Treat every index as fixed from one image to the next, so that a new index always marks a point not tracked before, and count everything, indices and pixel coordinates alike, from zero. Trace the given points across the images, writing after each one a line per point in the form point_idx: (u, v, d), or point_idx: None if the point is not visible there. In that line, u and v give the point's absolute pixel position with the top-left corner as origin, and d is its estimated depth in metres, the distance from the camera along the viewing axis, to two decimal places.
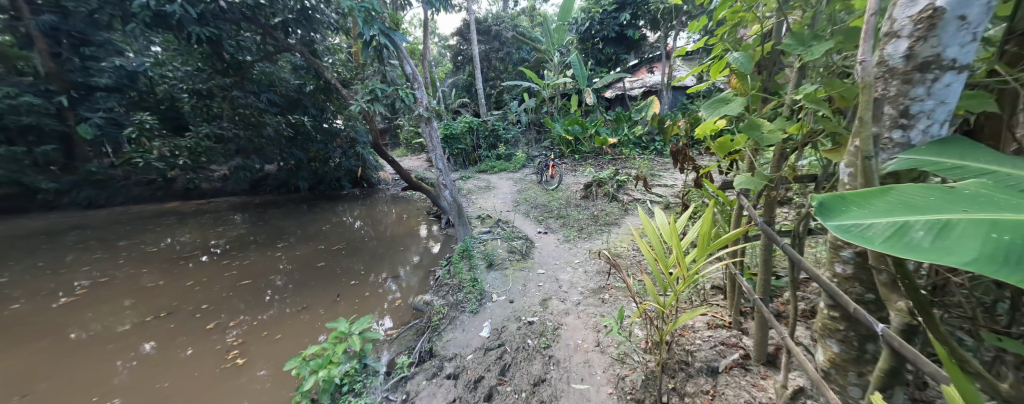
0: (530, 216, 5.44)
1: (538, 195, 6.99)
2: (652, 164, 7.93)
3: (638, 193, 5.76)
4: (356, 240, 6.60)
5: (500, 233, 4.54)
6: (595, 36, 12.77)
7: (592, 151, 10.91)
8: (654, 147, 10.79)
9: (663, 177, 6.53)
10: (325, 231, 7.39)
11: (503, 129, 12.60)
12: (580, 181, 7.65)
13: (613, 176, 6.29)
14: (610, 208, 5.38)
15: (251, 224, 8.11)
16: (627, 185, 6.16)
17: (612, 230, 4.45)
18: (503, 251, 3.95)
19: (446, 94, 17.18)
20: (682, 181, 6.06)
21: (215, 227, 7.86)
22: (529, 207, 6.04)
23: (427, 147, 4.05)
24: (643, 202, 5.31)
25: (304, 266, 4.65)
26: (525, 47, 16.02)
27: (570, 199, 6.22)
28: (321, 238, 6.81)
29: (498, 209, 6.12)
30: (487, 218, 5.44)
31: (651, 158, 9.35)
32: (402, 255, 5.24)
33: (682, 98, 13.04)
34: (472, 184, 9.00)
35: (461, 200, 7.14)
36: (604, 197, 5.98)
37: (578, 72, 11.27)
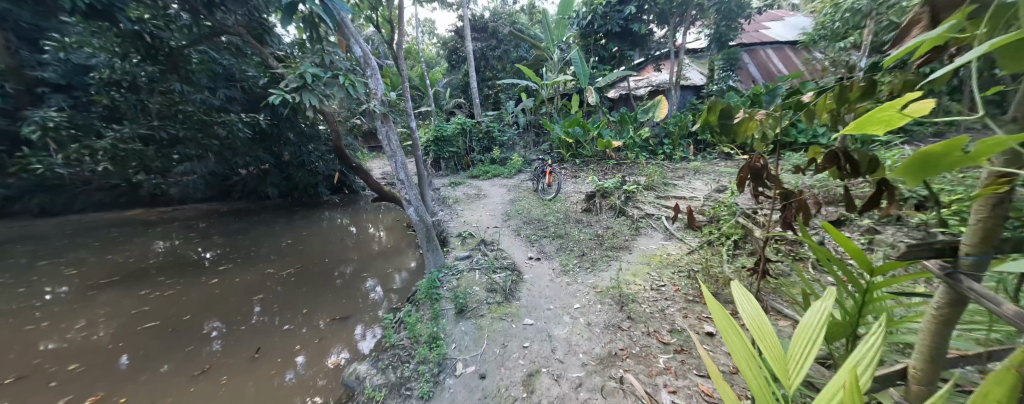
0: (521, 235, 4.53)
1: (532, 206, 6.09)
2: (663, 170, 7.04)
3: (648, 207, 4.87)
4: (322, 254, 5.73)
5: (480, 260, 3.61)
6: (598, 32, 11.89)
7: (595, 155, 10.01)
8: (661, 151, 9.91)
9: (677, 187, 5.63)
10: (293, 244, 6.51)
11: (499, 131, 11.70)
12: (582, 190, 6.75)
13: (619, 186, 5.41)
14: (617, 226, 4.47)
15: (217, 234, 7.28)
16: (635, 197, 5.27)
17: (622, 259, 3.52)
18: (481, 289, 3.02)
19: (440, 94, 16.32)
20: (701, 192, 5.17)
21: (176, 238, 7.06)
22: (521, 222, 5.13)
23: (385, 152, 3.16)
24: (657, 218, 4.42)
25: (237, 301, 3.77)
26: (523, 45, 15.18)
27: (570, 212, 5.30)
28: (284, 252, 5.95)
29: (484, 225, 5.22)
30: (469, 238, 4.52)
31: (660, 164, 8.46)
32: (364, 280, 4.31)
33: (691, 98, 12.14)
34: (461, 192, 8.11)
35: (445, 212, 6.24)
36: (609, 211, 5.09)
37: (579, 70, 10.46)
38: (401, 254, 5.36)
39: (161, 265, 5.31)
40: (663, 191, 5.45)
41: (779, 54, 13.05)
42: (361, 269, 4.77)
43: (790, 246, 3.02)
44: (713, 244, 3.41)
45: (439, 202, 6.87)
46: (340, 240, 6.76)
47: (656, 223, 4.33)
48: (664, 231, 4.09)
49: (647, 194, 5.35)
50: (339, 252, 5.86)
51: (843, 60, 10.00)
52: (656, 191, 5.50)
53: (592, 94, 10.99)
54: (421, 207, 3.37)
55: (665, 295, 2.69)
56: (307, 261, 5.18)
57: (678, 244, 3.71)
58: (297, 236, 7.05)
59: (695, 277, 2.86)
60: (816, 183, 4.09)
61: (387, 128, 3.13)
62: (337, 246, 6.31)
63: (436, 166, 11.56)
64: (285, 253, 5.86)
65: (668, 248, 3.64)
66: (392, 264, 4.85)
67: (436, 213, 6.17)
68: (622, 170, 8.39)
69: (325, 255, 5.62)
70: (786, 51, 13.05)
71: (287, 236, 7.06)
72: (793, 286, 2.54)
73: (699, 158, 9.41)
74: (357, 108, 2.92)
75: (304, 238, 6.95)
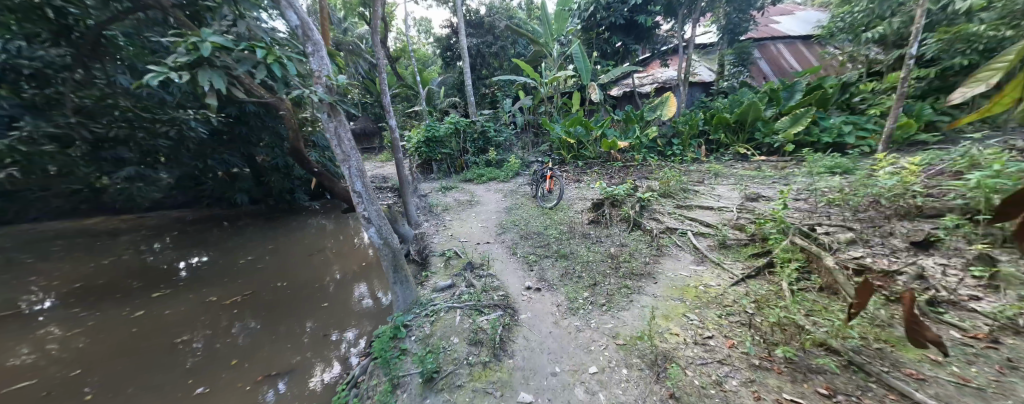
0: (516, 254, 3.75)
1: (531, 216, 5.32)
2: (677, 174, 6.32)
3: (669, 218, 4.12)
4: (283, 270, 4.99)
5: (464, 293, 2.81)
6: (601, 25, 11.16)
7: (598, 156, 9.24)
8: (669, 152, 9.20)
9: (698, 194, 4.87)
10: (257, 256, 5.70)
11: (494, 131, 10.94)
12: (588, 197, 6.00)
13: (632, 193, 4.67)
14: (633, 244, 3.70)
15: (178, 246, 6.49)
16: (651, 207, 4.51)
17: (647, 292, 2.73)
18: (459, 340, 2.21)
19: (435, 93, 15.57)
20: (728, 200, 4.41)
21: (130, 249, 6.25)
22: (518, 236, 4.36)
23: (334, 155, 2.37)
24: (683, 234, 3.66)
25: (153, 346, 3.08)
26: (522, 41, 14.50)
27: (574, 225, 4.52)
28: (243, 266, 5.19)
29: (474, 239, 4.44)
30: (454, 259, 3.73)
31: (671, 167, 7.72)
32: (316, 317, 3.59)
33: (699, 96, 11.41)
34: (452, 198, 7.33)
35: (432, 222, 5.45)
36: (622, 223, 4.34)
37: (581, 65, 9.81)
38: (372, 276, 4.59)
39: (89, 288, 4.47)
40: (685, 199, 4.68)
41: (791, 49, 12.38)
42: (317, 298, 4.02)
43: (877, 279, 2.25)
44: (766, 273, 2.64)
45: (425, 210, 6.08)
46: (311, 250, 5.98)
47: (682, 240, 3.56)
48: (694, 251, 3.31)
49: (665, 203, 4.62)
50: (304, 266, 5.11)
51: (862, 54, 9.35)
52: (675, 199, 4.76)
53: (595, 91, 10.30)
54: (387, 231, 2.57)
55: (715, 356, 1.91)
56: (260, 283, 4.45)
57: (714, 269, 2.93)
58: (264, 248, 6.26)
59: (754, 325, 2.08)
60: (876, 190, 3.34)
61: (338, 126, 2.32)
62: (302, 258, 5.53)
63: (428, 169, 10.79)
64: (244, 267, 5.12)
65: (705, 275, 2.85)
66: (356, 294, 4.09)
67: (420, 224, 5.38)
68: (630, 173, 7.68)
69: (286, 273, 4.87)
70: (798, 46, 12.37)
71: (255, 248, 6.29)
72: (906, 348, 1.77)
73: (711, 159, 8.71)
74: (285, 93, 2.15)
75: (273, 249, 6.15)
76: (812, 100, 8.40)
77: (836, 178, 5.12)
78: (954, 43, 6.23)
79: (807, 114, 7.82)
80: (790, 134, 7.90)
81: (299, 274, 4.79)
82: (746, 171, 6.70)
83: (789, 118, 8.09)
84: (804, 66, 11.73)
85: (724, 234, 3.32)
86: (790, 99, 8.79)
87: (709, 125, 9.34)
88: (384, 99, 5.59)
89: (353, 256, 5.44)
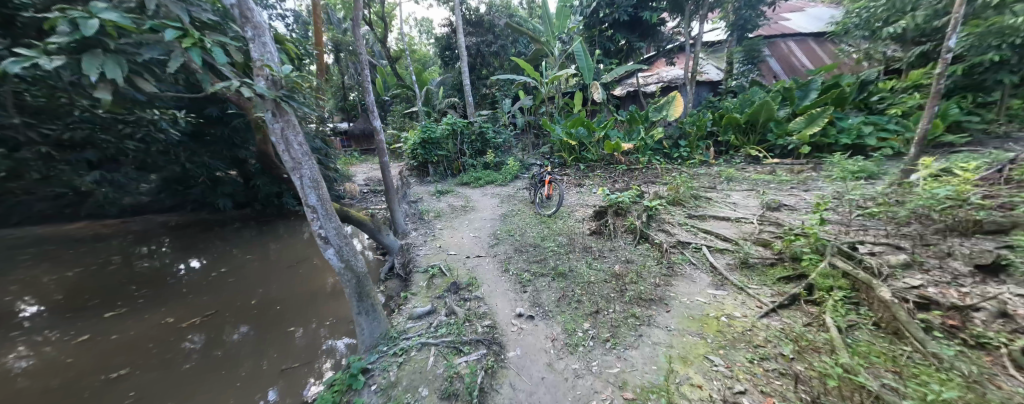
0: (509, 272, 3.34)
1: (527, 226, 4.89)
2: (687, 180, 5.89)
3: (681, 230, 3.69)
4: (256, 285, 4.58)
5: (445, 325, 2.38)
6: (603, 22, 10.72)
7: (601, 159, 8.80)
8: (676, 154, 8.74)
9: (711, 202, 4.43)
10: (233, 268, 5.29)
11: (493, 132, 10.55)
12: (589, 203, 5.59)
13: (637, 201, 4.31)
14: (641, 260, 3.27)
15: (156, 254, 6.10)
16: (659, 217, 4.08)
17: (661, 325, 2.28)
18: (431, 396, 1.75)
19: (433, 93, 15.23)
20: (746, 209, 3.97)
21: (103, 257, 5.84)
22: (512, 249, 3.94)
23: (284, 162, 1.96)
24: (697, 249, 3.23)
25: (83, 383, 2.65)
26: (522, 39, 14.14)
27: (574, 238, 4.09)
28: (214, 281, 4.77)
29: (464, 252, 4.03)
30: (437, 278, 3.31)
31: (678, 171, 7.29)
32: (280, 346, 3.17)
33: (707, 96, 10.96)
34: (446, 204, 6.96)
35: (421, 231, 5.05)
36: (627, 235, 3.91)
37: (583, 63, 9.44)
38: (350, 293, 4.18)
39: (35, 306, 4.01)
40: (697, 207, 4.22)
41: (802, 47, 11.88)
42: (285, 322, 3.60)
43: (949, 317, 1.80)
44: (803, 303, 2.19)
45: (415, 218, 5.68)
46: (291, 260, 5.56)
47: (698, 257, 3.12)
48: (711, 271, 2.87)
49: (676, 212, 4.18)
50: (280, 281, 4.70)
51: (879, 51, 8.85)
52: (685, 208, 4.34)
53: (598, 90, 9.88)
54: (351, 252, 2.16)
55: None
56: (227, 302, 4.03)
57: (739, 294, 2.48)
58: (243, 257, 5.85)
59: (799, 377, 1.62)
60: (922, 201, 2.87)
61: (286, 128, 1.92)
62: (280, 270, 5.12)
63: (423, 172, 10.39)
64: (215, 281, 4.72)
65: (729, 303, 2.40)
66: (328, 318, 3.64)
67: (408, 233, 4.98)
68: (636, 177, 7.24)
69: (260, 288, 4.47)
70: (809, 44, 11.91)
71: (233, 256, 5.88)
72: None
73: (721, 162, 8.24)
74: (208, 87, 1.66)
75: (252, 257, 5.75)
76: (828, 100, 7.92)
77: (863, 185, 4.65)
78: (986, 37, 5.71)
79: (824, 114, 7.37)
80: (806, 135, 7.43)
81: (272, 290, 4.38)
82: (759, 176, 6.27)
83: (804, 118, 7.64)
84: (816, 65, 11.26)
85: (746, 251, 2.89)
86: (805, 98, 8.30)
87: (718, 126, 8.89)
88: (366, 98, 5.20)
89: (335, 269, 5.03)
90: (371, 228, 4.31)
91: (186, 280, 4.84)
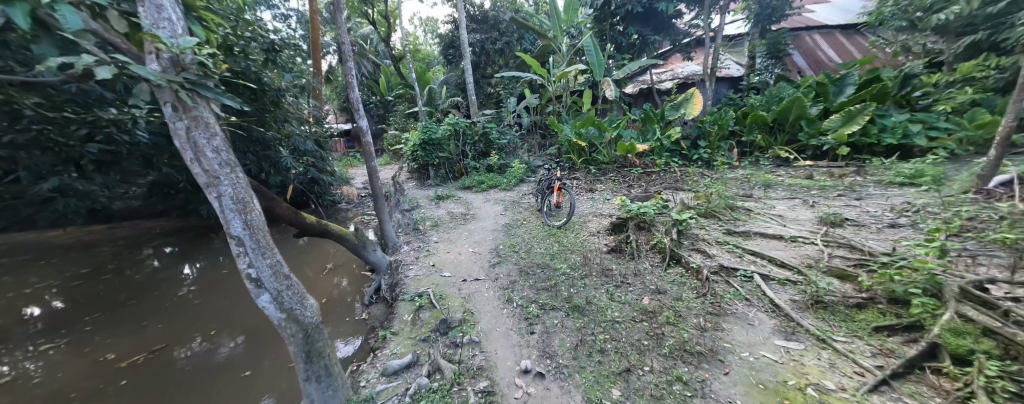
0: (512, 303, 2.75)
1: (533, 240, 4.30)
2: (713, 186, 5.24)
3: (722, 250, 3.05)
4: (222, 306, 3.87)
5: (427, 393, 1.77)
6: (615, 14, 10.06)
7: (613, 161, 8.16)
8: (695, 156, 8.05)
9: (751, 213, 3.79)
10: (206, 284, 4.67)
11: (497, 133, 9.96)
12: (603, 213, 4.98)
13: (659, 213, 3.79)
14: (675, 291, 2.64)
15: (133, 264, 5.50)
16: (692, 233, 3.44)
17: (720, 398, 1.63)
18: None
19: (436, 93, 14.73)
20: (795, 223, 3.32)
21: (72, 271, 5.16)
22: (517, 272, 3.36)
23: (193, 174, 1.36)
24: (747, 277, 2.61)
25: None
26: (528, 36, 13.59)
27: (589, 258, 3.48)
28: (177, 300, 4.08)
29: (460, 274, 3.46)
30: (425, 311, 2.71)
31: (700, 176, 6.62)
32: (226, 396, 2.44)
33: (725, 92, 10.27)
34: (445, 210, 6.43)
35: (416, 244, 4.49)
36: (653, 254, 3.30)
37: (593, 58, 8.87)
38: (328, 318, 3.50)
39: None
40: (735, 221, 3.57)
41: (828, 40, 11.10)
42: (250, 354, 2.93)
43: None
44: (930, 373, 1.54)
45: (409, 228, 5.13)
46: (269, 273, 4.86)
47: (751, 289, 2.48)
48: (772, 311, 2.23)
49: (711, 226, 3.53)
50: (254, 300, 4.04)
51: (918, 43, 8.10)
52: (719, 220, 3.71)
53: (609, 87, 9.23)
54: (295, 298, 1.57)
55: None
56: (181, 330, 3.32)
57: (825, 350, 1.83)
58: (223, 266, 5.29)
59: None
60: None
61: (193, 129, 1.35)
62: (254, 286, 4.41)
63: (424, 174, 9.86)
64: (179, 301, 4.05)
65: (812, 364, 1.75)
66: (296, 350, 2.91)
67: (399, 248, 4.43)
68: (653, 182, 6.60)
69: (231, 308, 3.83)
70: (835, 36, 11.14)
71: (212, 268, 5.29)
72: None
73: (746, 164, 7.54)
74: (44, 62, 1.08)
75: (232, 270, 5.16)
76: (866, 96, 7.19)
77: (928, 193, 3.98)
78: None
79: (864, 111, 6.66)
80: (844, 134, 6.71)
81: (245, 311, 3.74)
82: (794, 181, 5.61)
83: (842, 116, 6.93)
84: (843, 58, 10.49)
85: (818, 285, 2.25)
86: (840, 94, 7.55)
87: (741, 125, 8.19)
88: (350, 94, 4.62)
89: (315, 286, 4.35)
90: (354, 244, 3.73)
91: (150, 297, 4.21)
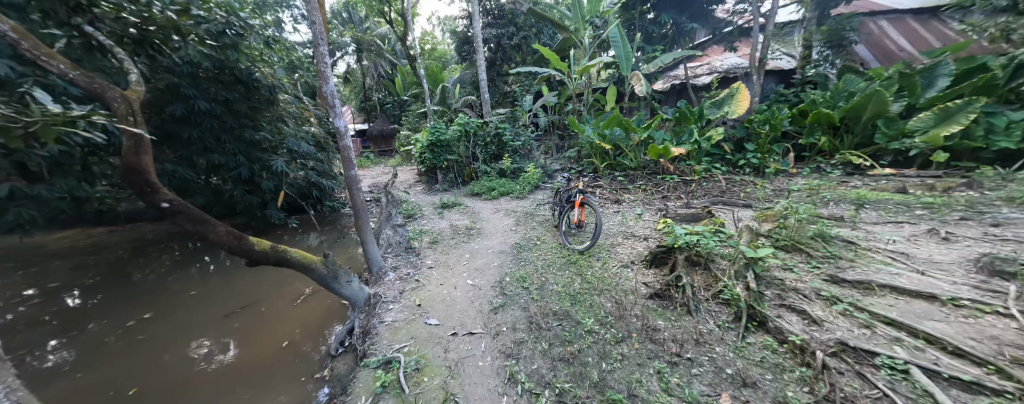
0: (514, 387, 1.88)
1: (547, 271, 3.41)
2: (778, 204, 4.14)
3: (831, 312, 2.02)
4: (175, 347, 3.28)
5: None
6: (646, 1, 8.96)
7: (641, 166, 7.10)
8: (741, 161, 6.85)
9: (854, 248, 2.70)
10: (161, 309, 3.88)
11: (511, 134, 9.05)
12: (636, 236, 3.99)
13: (718, 243, 2.81)
14: (770, 385, 1.66)
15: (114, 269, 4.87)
16: (773, 278, 2.41)
17: None
18: None
19: (450, 91, 14.08)
20: (937, 270, 2.24)
21: (78, 280, 4.43)
22: (525, 325, 2.49)
23: None
24: (891, 368, 1.58)
25: None
26: (547, 30, 12.74)
27: (623, 308, 2.54)
28: (122, 335, 3.39)
29: (451, 323, 2.61)
30: (386, 396, 1.87)
31: (752, 189, 5.47)
32: None
33: (772, 87, 9.00)
34: (448, 223, 5.61)
35: (404, 273, 3.67)
36: (720, 308, 2.33)
37: (620, 51, 7.90)
38: (288, 380, 2.76)
39: None
40: (837, 261, 2.52)
41: (898, 28, 9.52)
42: None
43: None
44: None
45: (401, 247, 4.35)
46: (239, 294, 4.26)
47: (916, 401, 1.40)
48: None
49: (800, 267, 2.50)
50: (204, 346, 3.30)
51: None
52: (807, 256, 2.67)
53: (639, 82, 8.17)
54: None
55: None
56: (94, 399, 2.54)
57: None
58: (196, 276, 4.76)
59: None
60: None
61: None
62: (217, 318, 3.77)
63: (432, 179, 9.13)
64: (117, 341, 3.29)
65: None
66: None
67: (383, 275, 3.64)
68: (693, 194, 5.51)
69: (173, 361, 3.07)
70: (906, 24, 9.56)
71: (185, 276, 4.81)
72: None
73: (806, 172, 6.31)
74: None
75: (197, 289, 4.41)
76: (968, 89, 5.78)
77: None
78: None
79: (967, 108, 5.33)
80: (938, 136, 5.41)
81: (187, 368, 2.97)
82: (880, 196, 4.43)
83: (934, 115, 5.60)
84: (920, 48, 8.90)
85: None
86: (930, 87, 6.20)
87: (798, 125, 6.94)
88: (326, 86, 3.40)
89: (281, 328, 3.58)
90: (323, 275, 2.97)
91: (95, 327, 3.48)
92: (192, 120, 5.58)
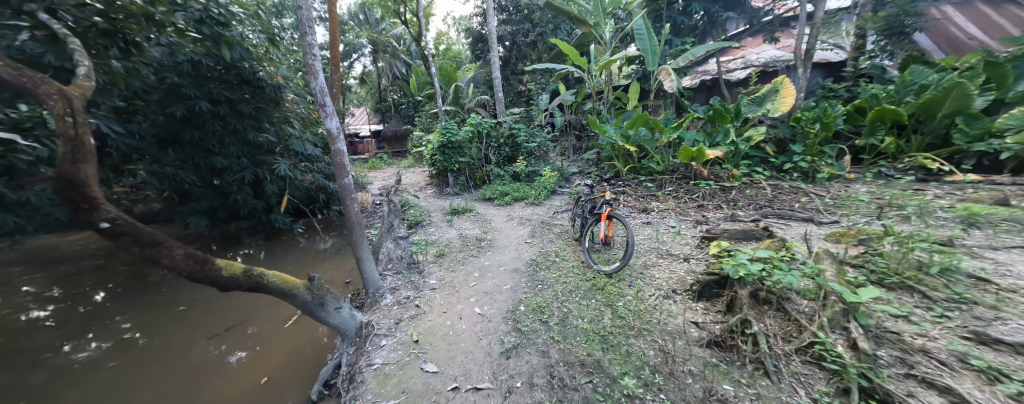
0: None
1: (571, 299, 2.85)
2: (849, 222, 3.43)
3: (994, 392, 1.36)
4: (145, 376, 2.89)
5: None
6: None
7: (670, 169, 6.43)
8: (787, 165, 6.05)
9: (991, 288, 2.01)
10: (143, 328, 3.54)
11: (526, 135, 8.54)
12: (674, 257, 3.37)
13: (794, 277, 2.18)
14: None
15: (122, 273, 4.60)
16: (884, 331, 1.79)
17: None
18: None
19: (464, 91, 13.74)
20: None
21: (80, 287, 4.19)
22: (543, 380, 1.95)
23: None
24: None
25: None
26: (566, 25, 12.18)
27: (672, 361, 1.96)
28: (91, 362, 3.01)
29: (455, 371, 2.11)
30: None
31: (805, 198, 4.74)
32: None
33: (818, 81, 8.10)
34: (458, 233, 5.12)
35: (404, 297, 3.18)
36: (811, 371, 1.72)
37: (646, 43, 7.24)
38: None
39: None
40: (971, 309, 1.87)
41: (969, 14, 8.35)
42: None
43: None
44: None
45: (404, 264, 3.87)
46: (228, 312, 3.87)
47: None
48: None
49: (920, 318, 1.87)
50: (177, 377, 2.90)
51: None
52: (921, 300, 2.02)
53: (667, 77, 7.40)
54: None
55: None
56: None
57: None
58: (189, 286, 4.41)
59: None
60: None
61: None
62: (199, 340, 3.38)
63: (442, 182, 8.69)
64: (87, 366, 2.95)
65: None
66: None
67: (380, 299, 3.16)
68: (735, 205, 4.82)
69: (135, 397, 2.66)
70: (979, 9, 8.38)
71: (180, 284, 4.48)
72: None
73: (868, 179, 5.47)
74: None
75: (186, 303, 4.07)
76: None
77: None
78: None
79: None
80: None
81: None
82: (980, 208, 3.61)
83: None
84: (998, 36, 7.74)
85: None
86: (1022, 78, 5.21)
87: (854, 123, 6.07)
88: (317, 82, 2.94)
89: (264, 358, 3.13)
90: (307, 302, 2.52)
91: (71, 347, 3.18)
92: (194, 122, 5.33)
